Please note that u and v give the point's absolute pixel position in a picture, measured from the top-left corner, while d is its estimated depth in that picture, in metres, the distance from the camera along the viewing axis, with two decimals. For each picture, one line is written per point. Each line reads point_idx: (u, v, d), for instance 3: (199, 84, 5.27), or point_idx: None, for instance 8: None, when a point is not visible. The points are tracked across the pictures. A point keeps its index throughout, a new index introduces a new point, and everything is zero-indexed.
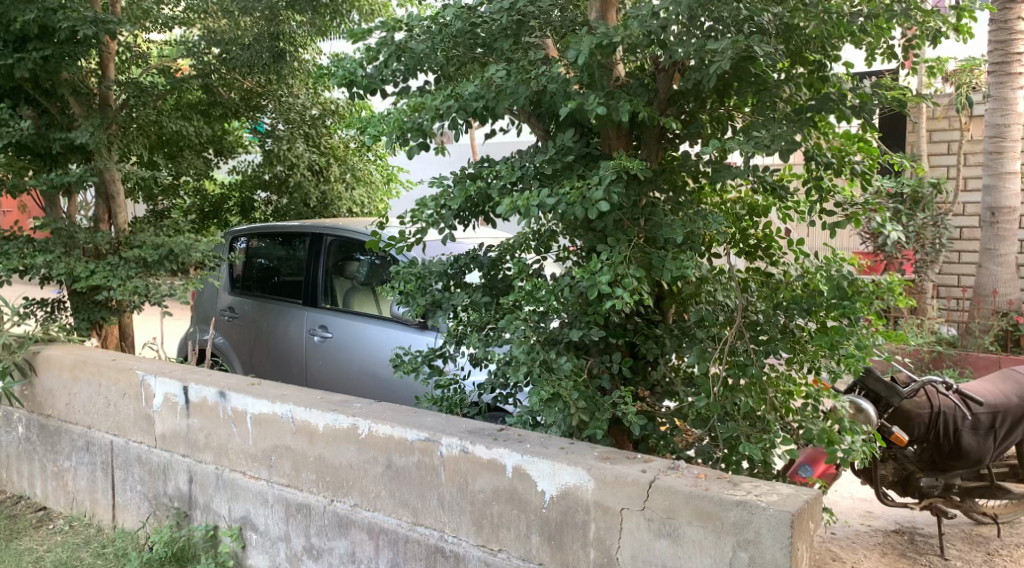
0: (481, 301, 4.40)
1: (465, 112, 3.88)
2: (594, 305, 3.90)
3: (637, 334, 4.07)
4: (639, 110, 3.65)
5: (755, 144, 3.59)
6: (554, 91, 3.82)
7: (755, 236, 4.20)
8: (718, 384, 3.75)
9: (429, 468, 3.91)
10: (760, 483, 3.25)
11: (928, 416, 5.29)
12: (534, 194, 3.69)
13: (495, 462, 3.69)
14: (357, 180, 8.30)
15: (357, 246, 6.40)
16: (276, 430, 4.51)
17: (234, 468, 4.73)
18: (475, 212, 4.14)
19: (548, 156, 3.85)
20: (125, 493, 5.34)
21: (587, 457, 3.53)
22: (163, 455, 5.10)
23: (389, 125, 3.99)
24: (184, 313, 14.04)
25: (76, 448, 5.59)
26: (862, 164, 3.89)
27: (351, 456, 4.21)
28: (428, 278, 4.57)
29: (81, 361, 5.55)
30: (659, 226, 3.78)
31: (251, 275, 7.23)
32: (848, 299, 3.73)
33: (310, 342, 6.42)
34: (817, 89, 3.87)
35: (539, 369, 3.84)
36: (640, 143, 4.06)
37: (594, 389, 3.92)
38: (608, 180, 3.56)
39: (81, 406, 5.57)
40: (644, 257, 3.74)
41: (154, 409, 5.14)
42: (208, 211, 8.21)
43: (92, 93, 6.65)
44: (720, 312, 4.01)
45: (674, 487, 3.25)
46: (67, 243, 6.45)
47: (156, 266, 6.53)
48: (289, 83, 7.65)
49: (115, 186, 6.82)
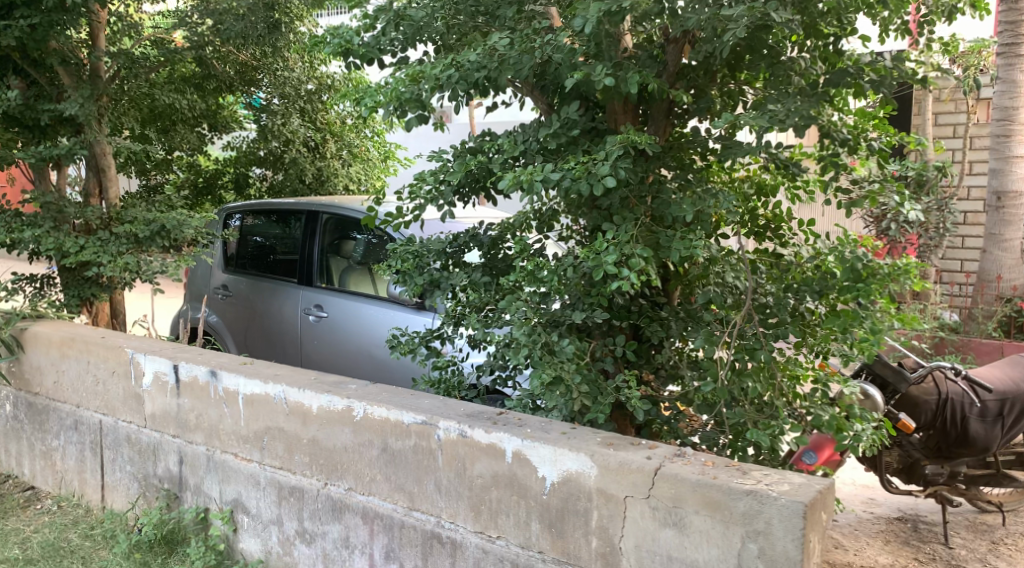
0: (481, 281, 4.27)
1: (466, 83, 3.72)
2: (598, 286, 3.77)
3: (642, 316, 3.94)
4: (648, 82, 3.54)
5: (769, 119, 3.46)
6: (559, 62, 3.68)
7: (764, 216, 4.05)
8: (726, 368, 3.64)
9: (426, 452, 3.78)
10: (770, 471, 3.13)
11: (936, 403, 5.18)
12: (537, 169, 3.55)
13: (494, 447, 3.56)
14: (353, 157, 8.14)
15: (352, 224, 6.26)
16: (269, 411, 4.39)
17: (226, 449, 4.61)
18: (476, 188, 4.00)
19: (552, 129, 3.69)
20: (115, 473, 5.21)
21: (590, 442, 3.40)
22: (153, 435, 4.97)
23: (387, 95, 3.82)
24: (177, 290, 13.90)
25: (65, 426, 5.47)
26: (879, 142, 3.73)
27: (346, 439, 4.09)
28: (426, 257, 4.43)
29: (69, 338, 5.41)
30: (666, 204, 3.64)
31: (245, 253, 7.08)
32: (864, 280, 3.61)
33: (305, 322, 6.28)
34: (832, 63, 3.79)
35: (540, 351, 3.71)
36: (648, 118, 3.94)
37: (597, 372, 3.79)
38: (615, 155, 3.43)
39: (70, 384, 5.44)
40: (650, 236, 3.60)
41: (144, 388, 5.01)
42: (201, 186, 8.08)
43: (82, 63, 6.48)
44: (728, 294, 3.89)
45: (681, 475, 3.13)
46: (56, 217, 6.30)
47: (148, 242, 6.38)
48: (285, 56, 7.47)
49: (106, 159, 6.69)
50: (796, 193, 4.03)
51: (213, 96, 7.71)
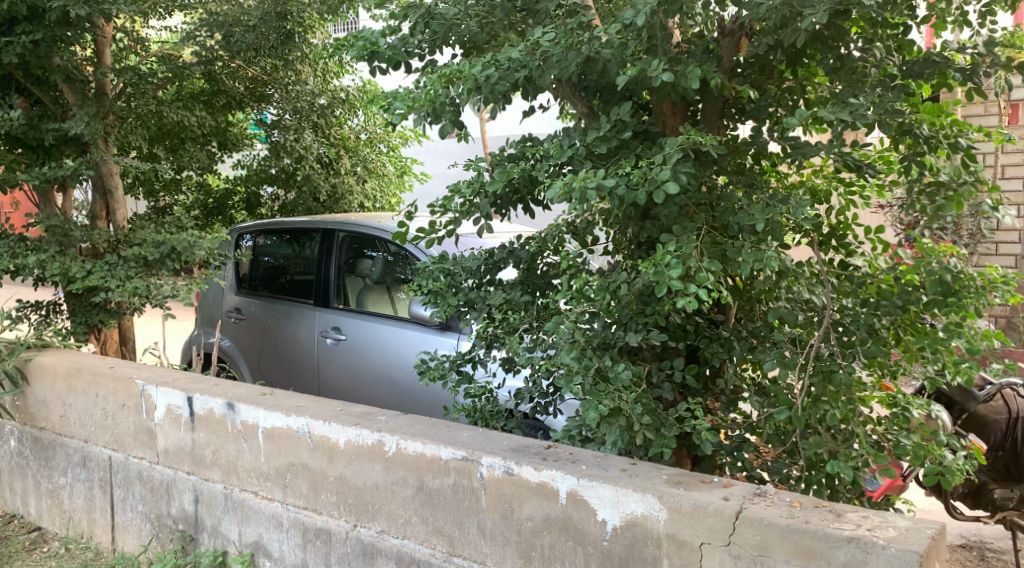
0: (520, 300, 3.91)
1: (506, 83, 3.38)
2: (654, 304, 3.43)
3: (700, 337, 3.61)
4: (710, 77, 3.23)
5: (849, 114, 3.13)
6: (609, 59, 3.33)
7: (827, 224, 3.63)
8: (802, 394, 3.30)
9: (467, 491, 3.44)
10: (869, 514, 2.79)
11: (1007, 422, 4.66)
12: (590, 175, 3.21)
13: (546, 486, 3.22)
14: (368, 173, 7.80)
15: (369, 242, 5.95)
16: (291, 446, 4.04)
17: (245, 487, 4.26)
18: (514, 200, 3.69)
19: (601, 133, 3.36)
20: (126, 513, 4.87)
21: (656, 482, 3.07)
22: (166, 473, 4.63)
23: (417, 100, 3.50)
24: (185, 314, 13.61)
25: (72, 463, 5.13)
26: (967, 138, 3.35)
27: (377, 477, 3.74)
28: (459, 275, 4.09)
29: (75, 369, 5.09)
30: (730, 212, 3.31)
31: (258, 274, 6.76)
32: (954, 294, 3.24)
33: (323, 345, 5.94)
34: (908, 54, 3.43)
35: (593, 379, 3.35)
36: (700, 118, 3.61)
37: (654, 400, 3.43)
38: (676, 159, 3.09)
39: (77, 418, 5.11)
40: (715, 247, 3.26)
41: (156, 422, 4.67)
42: (211, 207, 7.71)
43: (87, 80, 6.18)
44: (801, 310, 3.54)
45: (767, 519, 2.79)
46: (62, 241, 6.00)
47: (157, 265, 6.07)
48: (298, 69, 7.19)
49: (113, 180, 6.39)
50: (854, 199, 3.69)
51: (222, 113, 7.41)
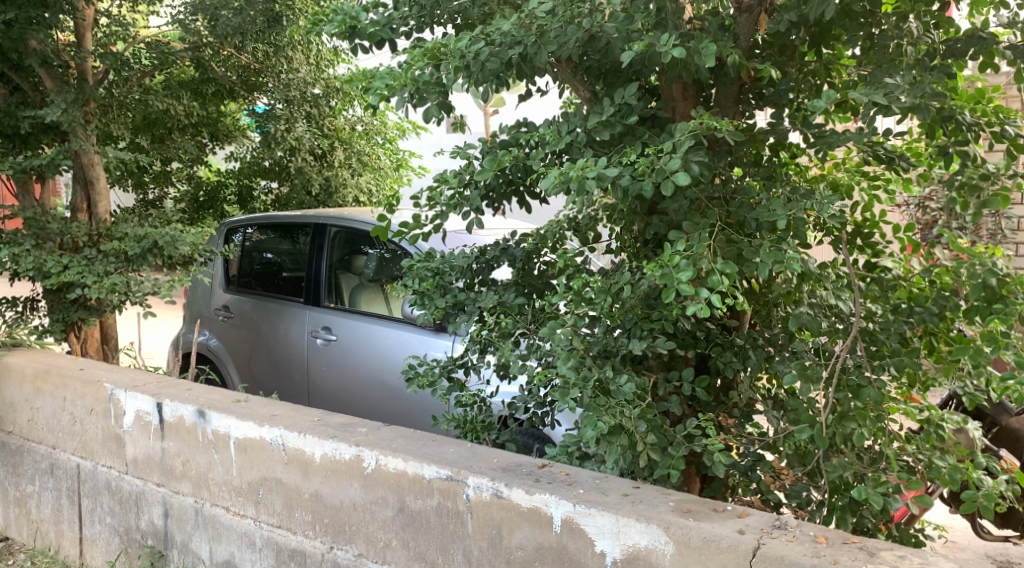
0: (514, 302, 3.55)
1: (498, 60, 3.03)
2: (660, 308, 3.09)
3: (712, 344, 3.28)
4: (727, 54, 2.87)
5: (885, 95, 2.77)
6: (613, 36, 2.99)
7: (852, 221, 3.30)
8: (827, 410, 2.95)
9: (452, 514, 3.11)
10: (906, 553, 2.49)
11: None
12: (591, 163, 2.86)
13: (538, 512, 2.89)
14: (363, 166, 7.47)
15: (363, 238, 5.61)
16: (264, 459, 3.71)
17: (216, 502, 3.93)
18: (507, 192, 3.35)
19: (605, 117, 3.00)
20: (94, 526, 4.54)
21: (661, 510, 2.74)
22: (135, 483, 4.30)
23: (399, 78, 3.15)
24: (171, 311, 13.21)
25: (40, 470, 4.80)
26: (1014, 127, 2.97)
27: (354, 495, 3.40)
28: (448, 274, 3.73)
29: (43, 371, 4.76)
30: (748, 207, 2.97)
31: (248, 270, 6.40)
32: (1000, 300, 2.85)
33: (312, 345, 5.60)
34: (947, 32, 3.06)
35: (593, 392, 2.98)
36: (714, 104, 3.28)
37: (661, 415, 3.09)
38: (687, 146, 2.75)
39: (45, 422, 4.77)
40: (730, 247, 2.90)
41: (124, 429, 4.34)
42: (202, 200, 7.35)
43: (67, 65, 5.82)
44: (825, 317, 3.14)
45: (788, 559, 2.48)
46: (38, 234, 5.62)
47: (138, 260, 5.71)
48: (289, 55, 6.83)
49: (95, 171, 5.97)
50: (882, 193, 3.35)
51: (214, 103, 7.06)
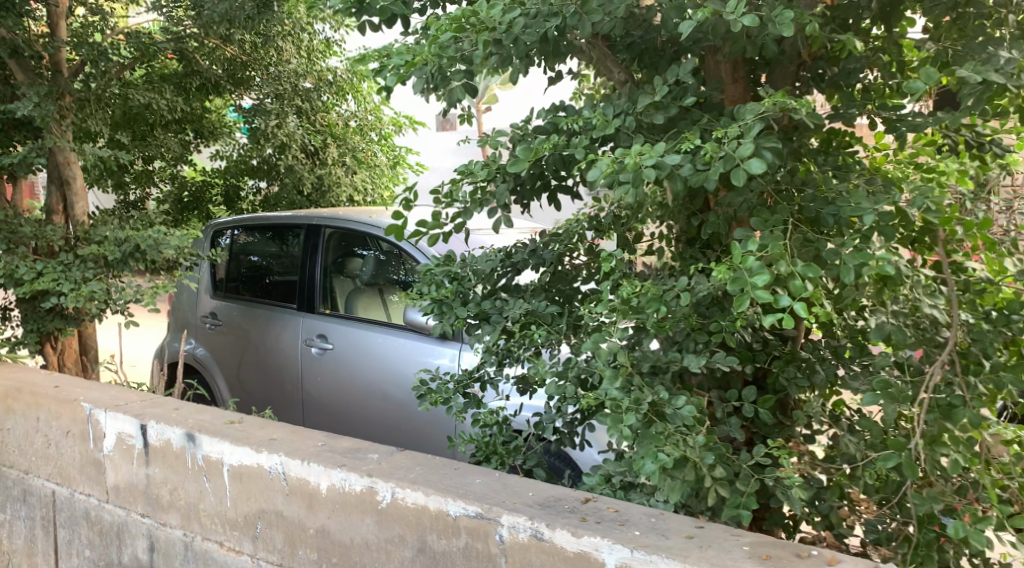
0: (547, 311, 3.15)
1: (533, 33, 2.65)
2: (720, 318, 2.71)
3: (772, 358, 2.89)
4: (804, 24, 2.48)
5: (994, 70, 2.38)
6: (667, 7, 2.59)
7: None
8: (919, 435, 2.57)
9: (483, 557, 2.72)
10: None
11: None
12: (646, 151, 2.46)
13: (588, 558, 2.53)
14: (358, 163, 6.98)
15: (361, 239, 5.20)
16: (263, 489, 3.29)
17: (208, 536, 3.50)
18: (539, 186, 2.96)
19: (657, 99, 2.60)
20: (71, 559, 4.11)
21: (736, 557, 2.40)
22: (117, 513, 3.86)
23: (419, 55, 2.74)
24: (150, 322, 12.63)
25: (11, 498, 4.35)
26: None
27: (367, 532, 3.00)
28: (468, 280, 3.31)
29: (14, 389, 4.30)
30: (823, 202, 2.59)
31: (237, 274, 5.97)
32: None
33: (307, 355, 5.17)
34: None
35: (647, 417, 2.58)
36: (772, 85, 2.90)
37: (722, 440, 2.70)
38: (761, 130, 2.36)
39: (16, 445, 4.31)
40: (807, 248, 2.53)
41: (104, 453, 3.89)
42: (187, 201, 6.89)
43: (40, 56, 5.31)
44: (908, 327, 2.77)
45: None
46: (10, 239, 5.11)
47: (120, 265, 5.25)
48: (278, 47, 6.44)
49: (71, 170, 5.47)
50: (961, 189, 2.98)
51: (198, 98, 6.53)
